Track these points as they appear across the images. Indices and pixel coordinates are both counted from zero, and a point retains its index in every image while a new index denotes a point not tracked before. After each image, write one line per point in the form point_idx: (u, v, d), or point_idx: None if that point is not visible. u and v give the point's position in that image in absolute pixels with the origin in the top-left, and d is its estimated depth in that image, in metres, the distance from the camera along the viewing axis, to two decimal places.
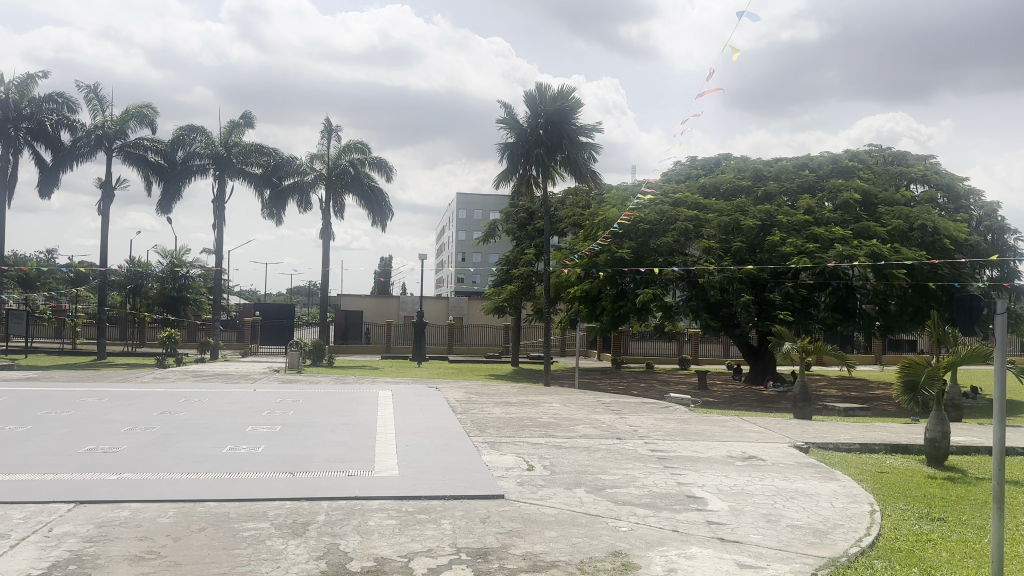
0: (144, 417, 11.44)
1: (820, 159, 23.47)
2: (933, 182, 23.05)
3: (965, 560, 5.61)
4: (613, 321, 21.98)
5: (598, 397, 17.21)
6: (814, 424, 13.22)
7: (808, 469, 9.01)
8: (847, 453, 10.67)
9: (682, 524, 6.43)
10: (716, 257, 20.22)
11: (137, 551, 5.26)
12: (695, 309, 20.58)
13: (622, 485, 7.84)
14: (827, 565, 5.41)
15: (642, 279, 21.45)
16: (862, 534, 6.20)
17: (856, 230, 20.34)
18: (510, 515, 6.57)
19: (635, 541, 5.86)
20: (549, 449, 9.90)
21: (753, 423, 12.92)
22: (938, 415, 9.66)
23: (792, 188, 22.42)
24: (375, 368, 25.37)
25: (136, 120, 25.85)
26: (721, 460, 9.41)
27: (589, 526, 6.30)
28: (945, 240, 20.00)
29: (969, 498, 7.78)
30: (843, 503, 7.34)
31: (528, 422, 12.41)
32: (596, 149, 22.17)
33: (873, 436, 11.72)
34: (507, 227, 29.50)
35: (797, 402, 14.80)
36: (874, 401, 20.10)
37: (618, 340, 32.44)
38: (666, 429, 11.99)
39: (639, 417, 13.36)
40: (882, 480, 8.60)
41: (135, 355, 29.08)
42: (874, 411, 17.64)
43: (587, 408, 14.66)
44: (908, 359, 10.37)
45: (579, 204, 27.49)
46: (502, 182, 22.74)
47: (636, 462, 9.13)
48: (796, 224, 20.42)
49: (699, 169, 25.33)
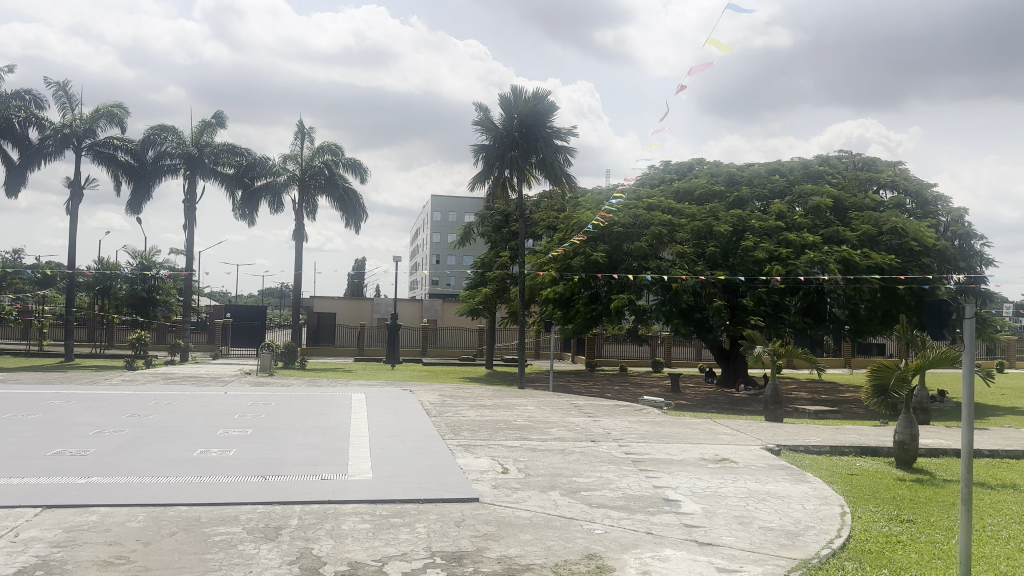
0: (113, 420, 11.22)
1: (790, 165, 23.81)
2: (901, 188, 23.53)
3: (933, 561, 5.71)
4: (586, 324, 22.07)
5: (572, 399, 17.24)
6: (784, 427, 13.39)
7: (779, 471, 9.10)
8: (817, 455, 10.79)
9: (657, 526, 6.46)
10: (689, 261, 20.38)
11: (107, 556, 5.17)
12: (668, 314, 20.69)
13: (596, 488, 7.86)
14: (800, 566, 5.47)
15: (616, 283, 21.56)
16: (833, 536, 6.27)
17: (827, 235, 20.65)
18: (485, 518, 6.54)
19: (610, 544, 5.88)
20: (523, 452, 9.88)
21: (725, 426, 13.02)
22: (907, 418, 9.78)
23: (764, 193, 22.65)
24: (348, 371, 25.10)
25: (107, 120, 25.48)
26: (694, 463, 9.47)
27: (564, 529, 6.30)
28: (913, 242, 20.31)
29: (937, 500, 7.91)
30: (814, 505, 7.41)
31: (502, 425, 12.40)
32: (571, 152, 22.29)
33: (841, 439, 11.88)
34: (482, 229, 29.50)
35: (767, 404, 14.94)
36: (844, 404, 20.39)
37: (591, 343, 32.62)
38: (639, 432, 12.03)
39: (613, 420, 13.39)
40: (852, 483, 8.70)
41: (103, 357, 28.50)
42: (845, 415, 17.87)
43: (561, 411, 14.69)
44: (877, 362, 10.50)
45: (553, 208, 27.64)
46: (477, 184, 22.78)
47: (610, 465, 9.16)
48: (768, 229, 20.67)
49: (673, 173, 25.56)
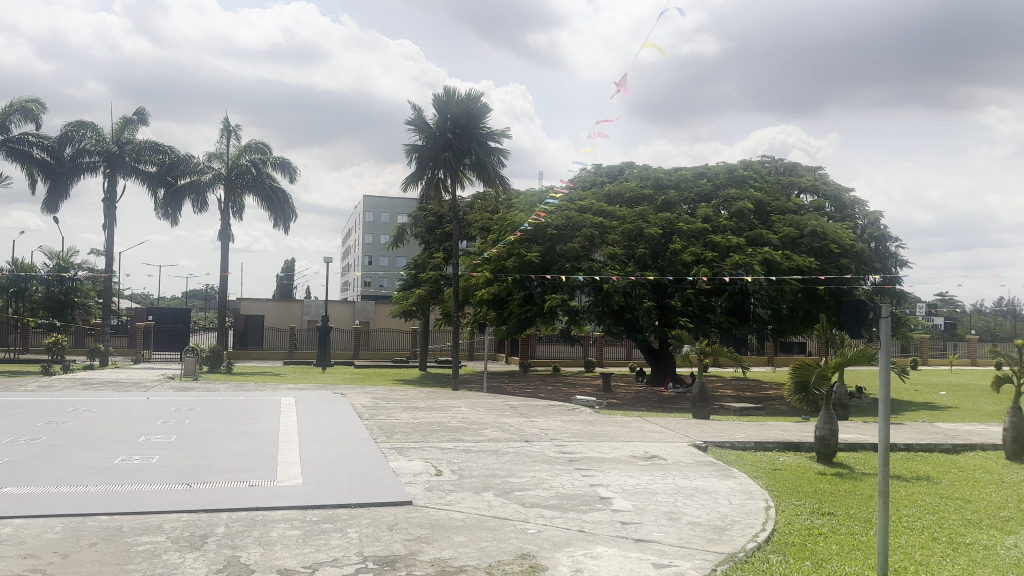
0: (27, 428, 10.71)
1: (716, 169, 24.44)
2: (821, 192, 24.44)
3: (852, 552, 5.96)
4: (520, 325, 22.20)
5: (506, 400, 17.32)
6: (712, 424, 13.76)
7: (706, 467, 9.35)
8: (743, 451, 11.13)
9: (589, 525, 6.55)
10: (620, 262, 20.75)
11: (20, 571, 4.94)
12: (600, 315, 20.97)
13: (530, 488, 7.92)
14: (726, 560, 5.63)
15: (550, 284, 21.72)
16: (758, 530, 6.48)
17: (751, 238, 21.30)
18: (419, 521, 6.51)
19: (543, 543, 5.94)
20: (457, 454, 9.87)
21: (656, 424, 13.30)
22: (827, 413, 10.19)
23: (691, 196, 23.18)
24: (278, 375, 24.59)
25: (20, 115, 24.33)
26: (625, 461, 9.64)
27: (497, 530, 6.33)
28: (832, 245, 21.12)
29: (855, 493, 8.26)
30: (739, 500, 7.64)
31: (436, 427, 12.36)
32: (504, 154, 22.39)
33: (765, 434, 12.29)
34: (415, 230, 29.36)
35: (695, 403, 15.33)
36: (767, 401, 21.10)
37: (525, 344, 32.81)
38: (572, 431, 12.17)
39: (546, 420, 13.50)
40: (776, 477, 9.01)
41: (17, 363, 27.19)
42: (768, 411, 18.47)
43: (495, 412, 14.74)
44: (799, 360, 10.91)
45: (487, 208, 27.71)
46: (410, 185, 22.63)
47: (543, 464, 9.24)
48: (695, 231, 21.16)
49: (605, 176, 25.93)
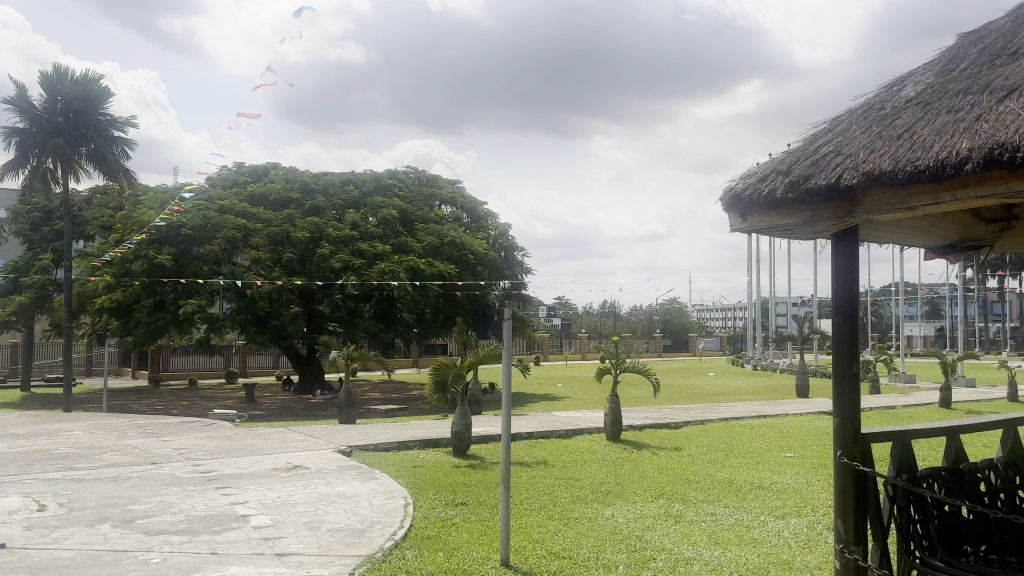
0: None
1: (363, 176, 24.69)
2: (459, 204, 26.11)
3: (480, 538, 6.41)
4: (149, 335, 20.06)
5: (130, 419, 15.52)
6: (357, 428, 13.86)
7: (349, 472, 9.36)
8: (386, 452, 11.37)
9: (223, 545, 6.12)
10: (265, 268, 20.00)
11: None
12: (243, 322, 19.99)
13: (156, 514, 7.16)
14: (364, 562, 5.67)
15: (185, 289, 20.14)
16: (396, 528, 6.65)
17: (396, 246, 21.96)
18: (11, 567, 5.48)
19: (169, 573, 5.39)
20: (65, 485, 8.55)
21: (300, 433, 12.98)
22: (462, 411, 10.87)
23: (338, 203, 23.08)
24: None
25: None
26: (266, 473, 9.22)
27: (114, 565, 5.60)
28: (469, 255, 22.75)
29: (485, 482, 8.94)
30: (380, 500, 7.77)
31: (38, 456, 10.58)
32: (130, 146, 20.11)
33: (407, 435, 12.72)
34: (15, 227, 25.04)
35: (341, 408, 15.31)
36: (410, 402, 21.91)
37: (156, 356, 29.84)
38: (208, 447, 11.32)
39: (178, 438, 12.38)
40: (415, 475, 9.35)
41: None
42: (411, 410, 19.18)
43: (116, 433, 13.12)
44: (437, 361, 11.50)
45: (110, 205, 24.76)
46: (5, 174, 19.21)
47: (173, 486, 8.44)
48: (343, 237, 21.14)
49: (248, 176, 24.65)
